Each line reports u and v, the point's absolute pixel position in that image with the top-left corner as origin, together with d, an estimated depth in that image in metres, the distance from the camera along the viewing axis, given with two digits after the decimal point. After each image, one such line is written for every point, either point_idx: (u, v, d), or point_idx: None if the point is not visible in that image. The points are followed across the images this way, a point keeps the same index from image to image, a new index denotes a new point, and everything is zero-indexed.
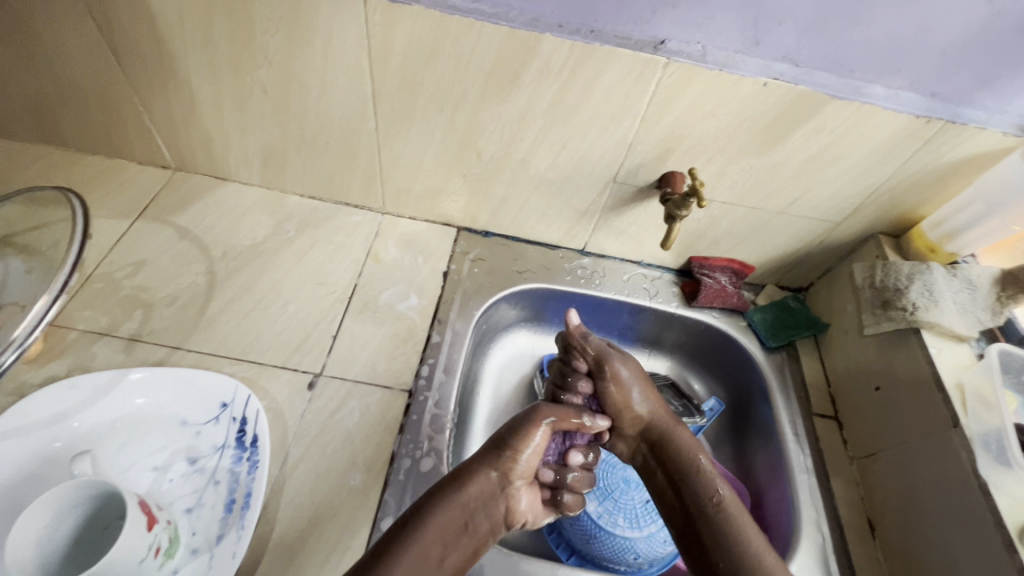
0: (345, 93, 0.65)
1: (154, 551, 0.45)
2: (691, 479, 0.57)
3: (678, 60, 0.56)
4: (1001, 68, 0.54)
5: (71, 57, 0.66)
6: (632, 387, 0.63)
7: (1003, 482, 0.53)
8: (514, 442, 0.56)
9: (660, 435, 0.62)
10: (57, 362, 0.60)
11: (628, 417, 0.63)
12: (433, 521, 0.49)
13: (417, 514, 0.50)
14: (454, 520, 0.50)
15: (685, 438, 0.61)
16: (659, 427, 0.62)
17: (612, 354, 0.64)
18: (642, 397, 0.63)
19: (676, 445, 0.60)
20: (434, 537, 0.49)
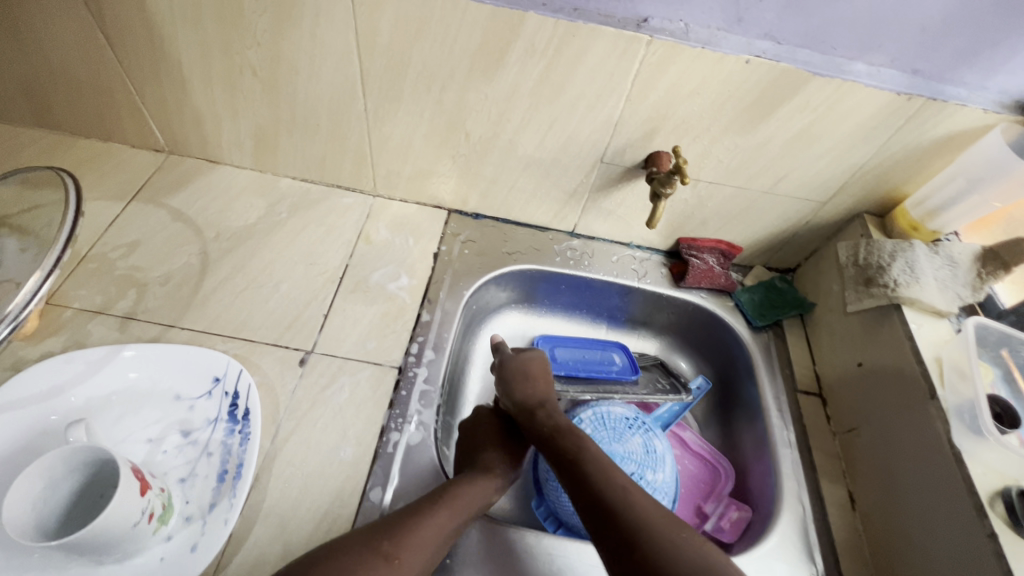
0: (333, 74, 0.66)
1: (147, 516, 0.47)
2: (557, 444, 0.56)
3: (661, 38, 0.57)
4: (981, 45, 0.55)
5: (62, 39, 0.67)
6: (507, 376, 0.65)
7: (975, 451, 0.54)
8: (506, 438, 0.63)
9: (530, 412, 0.61)
10: (53, 338, 0.62)
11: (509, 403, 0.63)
12: (472, 487, 0.55)
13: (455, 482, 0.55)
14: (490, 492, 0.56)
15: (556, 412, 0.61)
16: (527, 407, 0.61)
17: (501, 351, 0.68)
18: (517, 381, 0.64)
19: (546, 419, 0.59)
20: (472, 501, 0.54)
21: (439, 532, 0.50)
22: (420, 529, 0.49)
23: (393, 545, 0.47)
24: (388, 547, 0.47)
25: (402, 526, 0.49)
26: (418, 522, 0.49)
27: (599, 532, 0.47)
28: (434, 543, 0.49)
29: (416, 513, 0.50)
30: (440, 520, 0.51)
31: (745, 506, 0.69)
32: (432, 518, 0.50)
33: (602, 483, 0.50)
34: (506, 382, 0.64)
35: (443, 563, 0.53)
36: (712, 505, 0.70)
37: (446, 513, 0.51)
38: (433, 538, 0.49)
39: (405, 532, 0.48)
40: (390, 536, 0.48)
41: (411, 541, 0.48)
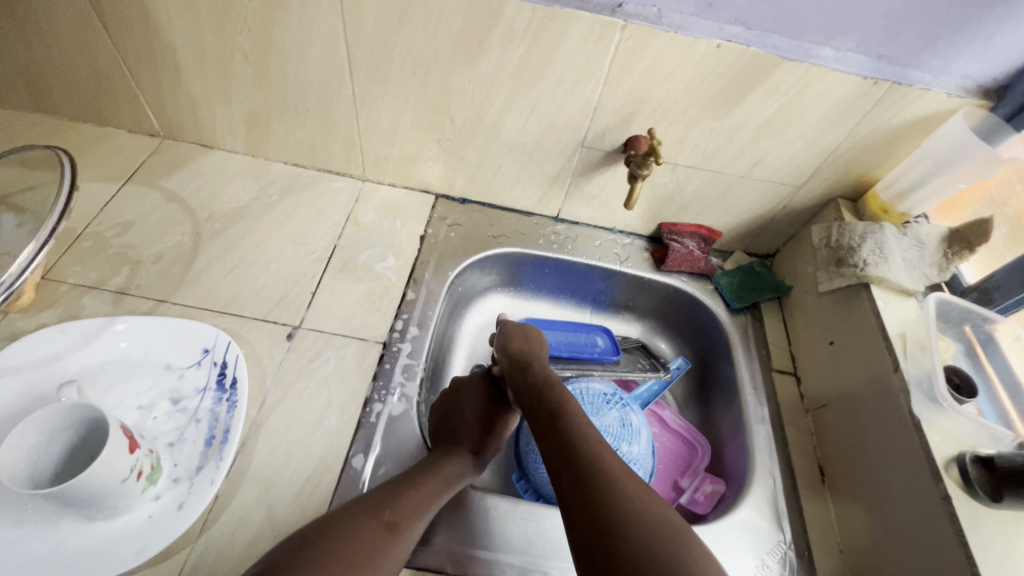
0: (321, 58, 0.68)
1: (136, 474, 0.49)
2: (542, 399, 0.59)
3: (635, 23, 0.59)
4: (943, 30, 0.57)
5: (58, 24, 0.69)
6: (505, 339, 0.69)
7: (934, 420, 0.56)
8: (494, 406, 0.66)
9: (523, 368, 0.64)
10: (49, 311, 0.64)
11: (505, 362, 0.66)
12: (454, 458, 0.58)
13: (435, 456, 0.58)
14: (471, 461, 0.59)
15: (548, 373, 0.63)
16: (519, 365, 0.65)
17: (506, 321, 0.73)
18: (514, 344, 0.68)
19: (536, 375, 0.62)
20: (455, 472, 0.57)
21: (429, 500, 0.53)
22: (411, 501, 0.51)
23: (389, 513, 0.49)
24: (388, 517, 0.49)
25: (395, 497, 0.51)
26: (409, 492, 0.52)
27: (564, 485, 0.48)
28: (426, 510, 0.52)
29: (404, 486, 0.53)
30: (429, 488, 0.54)
31: (719, 480, 0.71)
32: (420, 490, 0.53)
33: (579, 445, 0.51)
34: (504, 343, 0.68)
35: None
36: (688, 480, 0.73)
37: (435, 483, 0.54)
38: (423, 509, 0.52)
39: (398, 503, 0.51)
40: (384, 505, 0.50)
41: (405, 513, 0.50)
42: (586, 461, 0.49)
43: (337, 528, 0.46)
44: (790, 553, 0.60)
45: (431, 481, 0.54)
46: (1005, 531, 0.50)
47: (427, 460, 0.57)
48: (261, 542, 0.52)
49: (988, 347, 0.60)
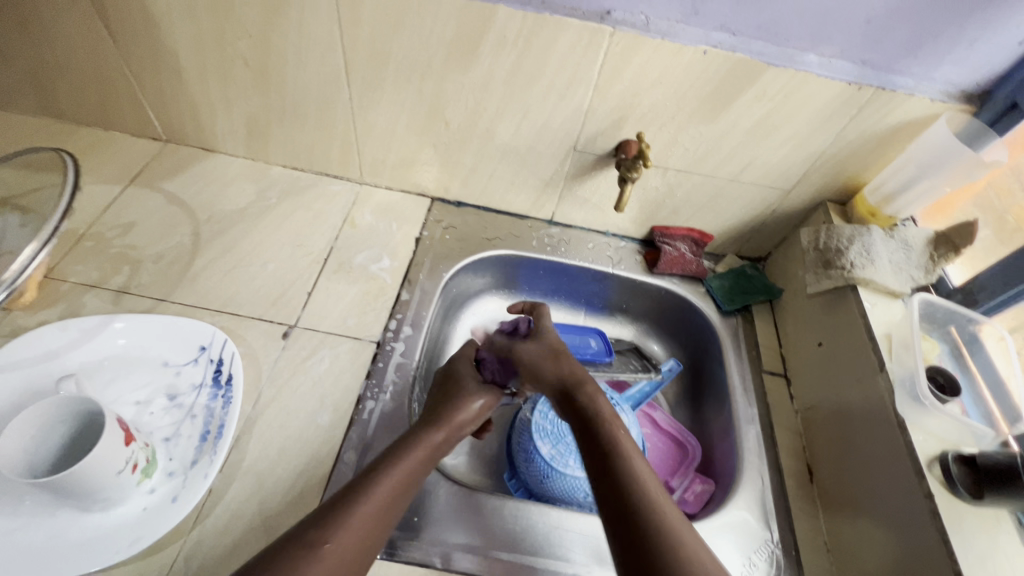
0: (319, 64, 0.70)
1: (131, 466, 0.50)
2: (598, 431, 0.55)
3: (623, 29, 0.61)
4: (924, 37, 0.58)
5: (65, 30, 0.71)
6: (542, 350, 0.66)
7: (919, 419, 0.56)
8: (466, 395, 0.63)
9: (569, 387, 0.61)
10: (50, 309, 0.65)
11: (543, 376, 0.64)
12: (409, 457, 0.53)
13: (388, 457, 0.52)
14: (427, 459, 0.55)
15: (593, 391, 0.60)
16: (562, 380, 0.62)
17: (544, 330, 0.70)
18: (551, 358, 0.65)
19: (583, 396, 0.59)
20: (408, 473, 0.52)
21: (382, 510, 0.48)
22: (359, 515, 0.46)
23: (333, 530, 0.44)
24: (311, 537, 0.43)
25: (339, 513, 0.46)
26: (359, 502, 0.47)
27: (613, 523, 0.46)
28: (372, 520, 0.47)
29: (350, 496, 0.47)
30: (377, 494, 0.49)
31: (709, 480, 0.72)
32: (370, 499, 0.48)
33: (634, 484, 0.48)
34: (541, 356, 0.65)
35: (411, 521, 0.56)
36: (678, 480, 0.73)
37: (382, 486, 0.49)
38: (368, 522, 0.47)
39: (340, 519, 0.45)
40: (320, 524, 0.44)
41: (349, 528, 0.45)
42: (644, 504, 0.47)
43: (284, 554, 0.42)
44: (777, 552, 0.60)
45: (383, 487, 0.50)
46: (985, 528, 0.51)
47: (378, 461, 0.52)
48: (253, 535, 0.53)
49: (973, 347, 0.61)
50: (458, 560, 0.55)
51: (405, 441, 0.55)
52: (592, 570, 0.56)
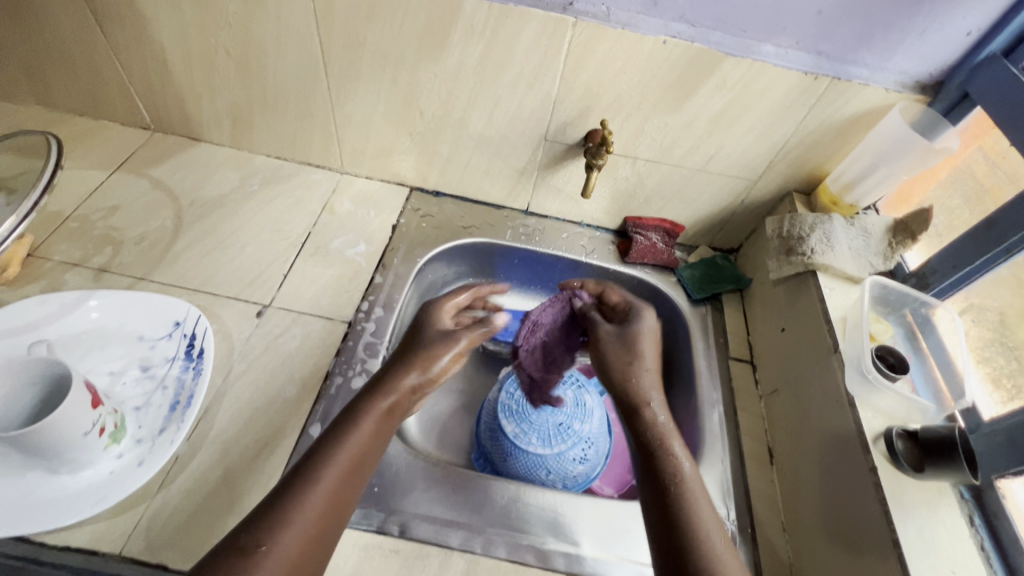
0: (297, 54, 0.73)
1: (98, 429, 0.52)
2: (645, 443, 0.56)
3: (585, 20, 0.63)
4: (875, 28, 0.60)
5: (57, 22, 0.74)
6: (618, 347, 0.67)
7: (868, 397, 0.58)
8: (425, 354, 0.63)
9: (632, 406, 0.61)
10: (32, 284, 0.68)
11: (613, 386, 0.64)
12: (355, 437, 0.53)
13: (333, 437, 0.52)
14: (376, 431, 0.54)
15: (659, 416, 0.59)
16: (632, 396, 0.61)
17: (625, 330, 0.68)
18: (624, 364, 0.65)
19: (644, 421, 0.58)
20: (359, 452, 0.52)
21: (336, 495, 0.49)
22: (305, 508, 0.46)
23: (280, 530, 0.44)
24: (246, 539, 0.43)
25: (278, 510, 0.45)
26: (304, 495, 0.47)
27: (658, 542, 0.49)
28: (320, 507, 0.47)
29: (295, 486, 0.47)
30: (325, 486, 0.48)
31: None
32: (319, 484, 0.48)
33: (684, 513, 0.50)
34: (619, 348, 0.66)
35: (373, 491, 0.58)
36: None
37: (334, 471, 0.49)
38: (318, 512, 0.47)
39: (285, 516, 0.45)
40: (259, 525, 0.44)
41: (296, 523, 0.45)
42: (696, 541, 0.48)
43: (222, 559, 0.42)
44: (732, 529, 0.61)
45: (331, 471, 0.49)
46: (926, 502, 0.52)
47: (323, 443, 0.51)
48: (216, 500, 0.55)
49: (926, 329, 0.63)
50: (414, 528, 0.56)
51: (350, 416, 0.54)
52: (546, 542, 0.58)
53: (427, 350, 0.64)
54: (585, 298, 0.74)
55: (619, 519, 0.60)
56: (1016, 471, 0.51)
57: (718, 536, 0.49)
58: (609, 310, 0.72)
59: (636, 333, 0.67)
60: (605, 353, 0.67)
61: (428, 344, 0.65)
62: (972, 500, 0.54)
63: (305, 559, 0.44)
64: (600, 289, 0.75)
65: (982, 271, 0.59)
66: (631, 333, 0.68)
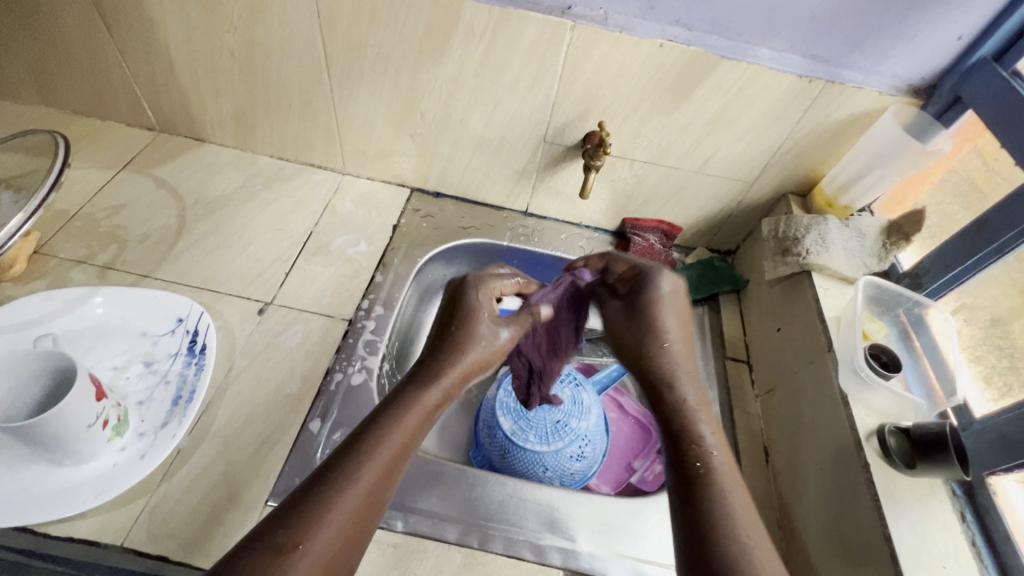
0: (301, 56, 0.74)
1: (101, 422, 0.53)
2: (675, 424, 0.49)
3: (583, 23, 0.64)
4: (868, 32, 0.61)
5: (64, 23, 0.75)
6: (632, 316, 0.57)
7: (862, 395, 0.59)
8: (457, 343, 0.55)
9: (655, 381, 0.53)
10: (38, 281, 0.70)
11: (628, 355, 0.56)
12: (398, 428, 0.46)
13: (376, 427, 0.46)
14: (423, 424, 0.48)
15: (688, 388, 0.51)
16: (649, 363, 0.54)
17: (640, 298, 0.57)
18: (646, 333, 0.55)
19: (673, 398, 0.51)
20: (403, 443, 0.46)
21: (374, 490, 0.43)
22: (345, 503, 0.41)
23: (315, 531, 0.39)
24: (283, 537, 0.38)
25: (320, 501, 0.40)
26: (342, 492, 0.41)
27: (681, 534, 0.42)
28: (355, 505, 0.42)
29: (332, 479, 0.42)
30: (364, 483, 0.43)
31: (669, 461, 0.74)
32: (357, 480, 0.42)
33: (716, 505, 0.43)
34: (625, 317, 0.57)
35: None
36: (640, 461, 0.75)
37: (374, 467, 0.43)
38: (356, 509, 0.41)
39: (319, 513, 0.40)
40: (296, 522, 0.39)
41: (334, 521, 0.40)
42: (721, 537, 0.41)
43: (254, 556, 0.37)
44: None
45: (371, 467, 0.43)
46: (918, 497, 0.53)
47: (364, 433, 0.45)
48: (216, 493, 0.55)
49: (919, 328, 0.65)
50: (412, 522, 0.57)
51: (394, 403, 0.49)
52: (543, 537, 0.58)
53: (462, 344, 0.55)
54: (588, 278, 0.64)
55: (615, 516, 0.61)
56: (1007, 468, 0.52)
57: (750, 526, 0.42)
58: (615, 280, 0.61)
59: (653, 303, 0.56)
60: (615, 324, 0.58)
61: (495, 340, 0.58)
62: (963, 496, 0.55)
63: (341, 559, 0.39)
64: (605, 261, 0.64)
65: (970, 273, 0.62)
66: (649, 299, 0.57)
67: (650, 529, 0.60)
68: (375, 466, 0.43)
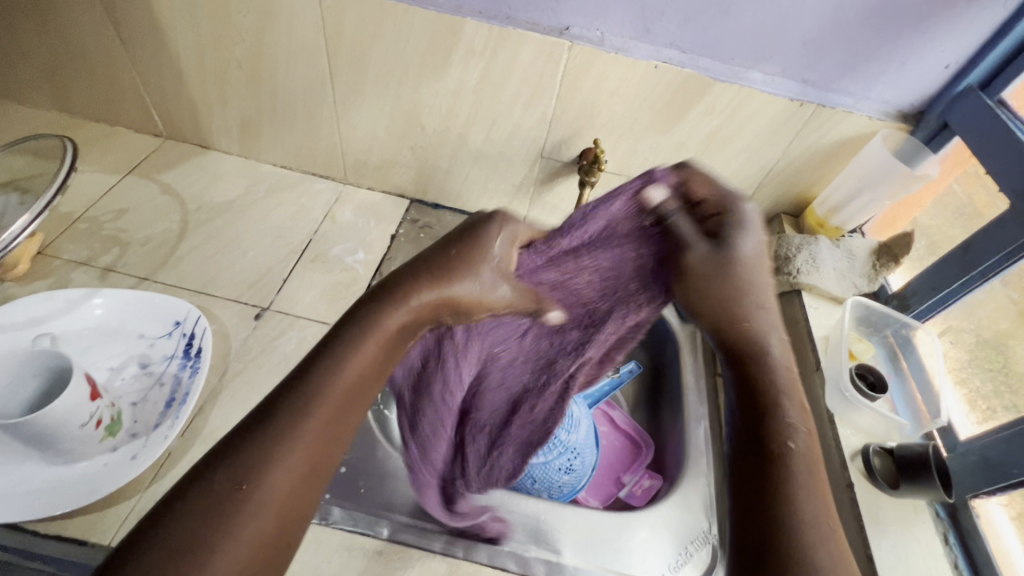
0: (306, 68, 0.76)
1: (95, 421, 0.54)
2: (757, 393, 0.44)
3: (580, 44, 0.66)
4: (858, 59, 0.63)
5: (79, 31, 0.78)
6: (716, 269, 0.48)
7: (848, 415, 0.60)
8: (446, 262, 0.45)
9: (744, 349, 0.46)
10: (41, 281, 0.71)
11: (708, 320, 0.48)
12: (355, 359, 0.41)
13: (330, 354, 0.40)
14: (383, 355, 0.42)
15: (776, 360, 0.46)
16: (733, 330, 0.47)
17: (722, 254, 0.48)
18: (728, 297, 0.47)
19: (762, 368, 0.45)
20: (360, 375, 0.41)
21: (327, 426, 0.39)
22: (296, 439, 0.37)
23: (265, 471, 0.36)
24: (222, 479, 0.35)
25: (266, 437, 0.37)
26: (289, 432, 0.37)
27: (743, 481, 0.40)
28: (310, 442, 0.38)
29: (279, 412, 0.38)
30: (317, 418, 0.38)
31: (658, 476, 0.74)
32: (308, 414, 0.38)
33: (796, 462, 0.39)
34: (708, 269, 0.48)
35: (358, 492, 0.60)
36: (629, 475, 0.75)
37: (328, 401, 0.39)
38: (308, 446, 0.37)
39: (267, 454, 0.36)
40: (239, 463, 0.36)
41: (282, 459, 0.36)
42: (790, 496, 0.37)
43: (193, 501, 0.34)
44: (714, 543, 0.62)
45: (322, 406, 0.38)
46: (901, 518, 0.54)
47: (315, 362, 0.40)
48: None
49: (907, 349, 0.66)
50: (399, 530, 0.57)
51: (357, 324, 0.42)
52: (528, 549, 0.58)
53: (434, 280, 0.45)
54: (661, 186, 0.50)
55: (601, 530, 0.61)
56: (990, 491, 0.53)
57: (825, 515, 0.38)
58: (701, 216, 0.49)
59: (730, 261, 0.48)
60: (694, 278, 0.48)
61: (492, 285, 0.48)
62: (948, 518, 0.55)
63: (291, 503, 0.36)
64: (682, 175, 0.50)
65: (957, 295, 0.63)
66: (735, 252, 0.48)
67: (637, 544, 0.60)
68: (327, 404, 0.38)
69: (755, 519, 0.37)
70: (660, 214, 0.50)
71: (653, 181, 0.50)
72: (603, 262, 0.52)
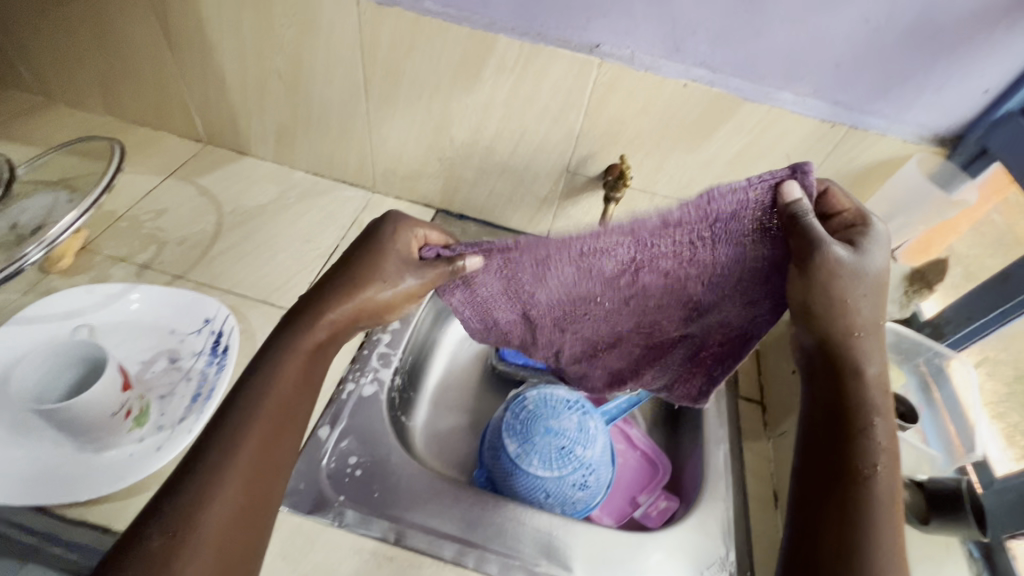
0: (342, 80, 0.78)
1: (124, 412, 0.56)
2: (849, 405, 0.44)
3: (610, 61, 0.67)
4: (892, 83, 0.62)
5: (132, 40, 0.82)
6: (835, 282, 0.44)
7: None
8: (354, 276, 0.52)
9: (845, 360, 0.46)
10: (82, 275, 0.75)
11: (822, 319, 0.46)
12: (277, 385, 0.48)
13: (250, 389, 0.47)
14: (307, 371, 0.50)
15: (872, 380, 0.45)
16: (842, 347, 0.46)
17: (857, 263, 0.45)
18: (847, 303, 0.45)
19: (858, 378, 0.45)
20: (284, 402, 0.48)
21: (260, 453, 0.45)
22: (229, 475, 0.43)
23: (204, 509, 0.41)
24: (159, 528, 0.40)
25: (200, 477, 0.42)
26: (220, 468, 0.43)
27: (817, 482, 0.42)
28: (245, 473, 0.44)
29: (213, 456, 0.43)
30: (247, 452, 0.44)
31: (674, 497, 0.72)
32: (240, 451, 0.44)
33: (871, 472, 0.42)
34: (841, 279, 0.44)
35: (374, 496, 0.60)
36: (644, 495, 0.73)
37: (257, 431, 0.45)
38: (245, 474, 0.43)
39: (203, 495, 0.41)
40: (176, 509, 0.40)
41: (221, 492, 0.42)
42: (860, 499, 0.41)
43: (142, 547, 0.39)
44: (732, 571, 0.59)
45: (251, 439, 0.45)
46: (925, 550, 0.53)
47: (241, 397, 0.46)
48: None
49: (940, 379, 0.65)
50: (409, 537, 0.57)
51: (278, 348, 0.49)
52: (539, 564, 0.58)
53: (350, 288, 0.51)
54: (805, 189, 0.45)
55: (614, 549, 0.59)
56: None
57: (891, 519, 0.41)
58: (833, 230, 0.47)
59: (860, 271, 0.45)
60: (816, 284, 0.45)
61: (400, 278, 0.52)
62: (981, 559, 0.55)
63: (235, 535, 0.42)
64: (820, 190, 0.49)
65: (995, 325, 0.60)
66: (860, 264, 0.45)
67: (650, 567, 0.58)
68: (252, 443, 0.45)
69: (825, 514, 0.41)
70: (793, 210, 0.44)
71: (799, 178, 0.45)
72: (726, 256, 0.48)
